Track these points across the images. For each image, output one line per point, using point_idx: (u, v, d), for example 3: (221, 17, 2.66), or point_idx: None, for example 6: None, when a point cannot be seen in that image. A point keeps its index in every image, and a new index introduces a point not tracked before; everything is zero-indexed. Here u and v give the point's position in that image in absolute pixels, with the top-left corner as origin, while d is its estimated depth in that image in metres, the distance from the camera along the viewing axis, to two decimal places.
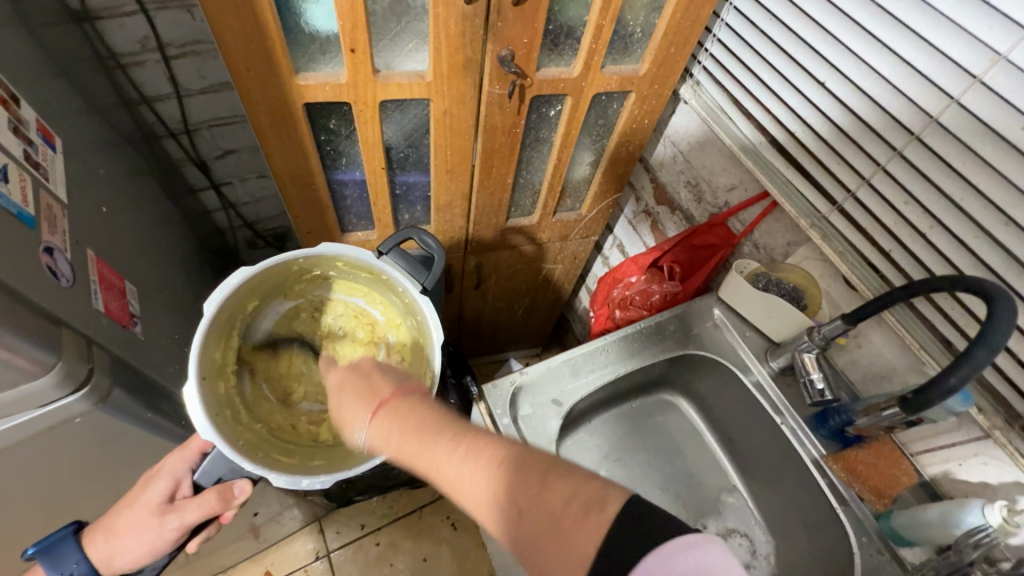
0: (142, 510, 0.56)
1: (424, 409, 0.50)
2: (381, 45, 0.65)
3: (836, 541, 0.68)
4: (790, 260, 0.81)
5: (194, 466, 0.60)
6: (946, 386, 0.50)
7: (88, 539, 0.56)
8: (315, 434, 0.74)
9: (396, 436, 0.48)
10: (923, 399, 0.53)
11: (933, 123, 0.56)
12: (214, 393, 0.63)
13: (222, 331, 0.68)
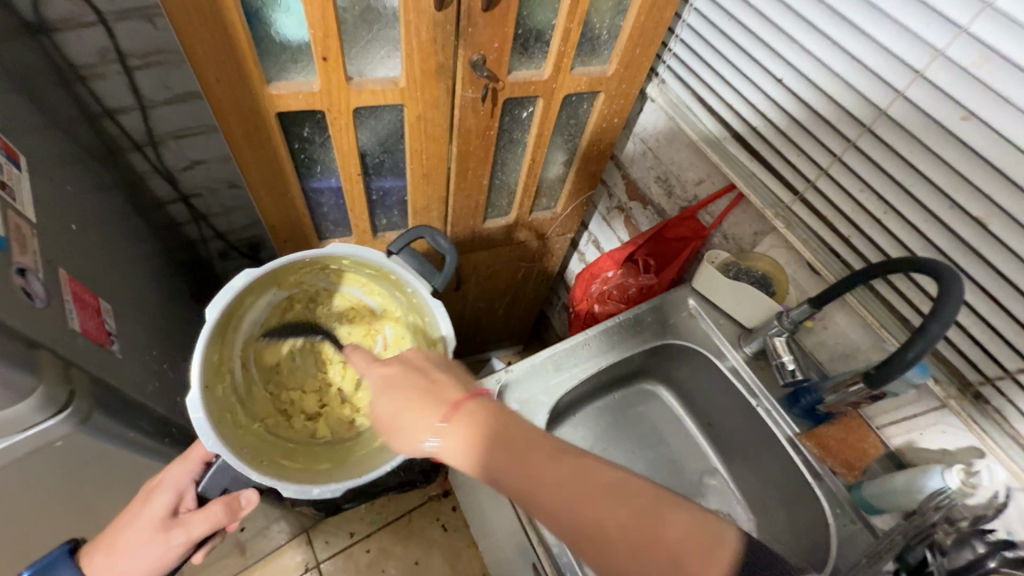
0: (144, 526, 0.57)
1: (510, 422, 0.50)
2: (353, 53, 0.65)
3: (812, 514, 0.72)
4: (758, 249, 0.85)
5: (195, 477, 0.61)
6: (905, 359, 0.53)
7: (86, 561, 0.55)
8: (312, 430, 0.79)
9: (481, 444, 0.49)
10: (884, 374, 0.56)
11: (882, 115, 0.60)
12: (213, 400, 0.66)
13: (219, 336, 0.70)
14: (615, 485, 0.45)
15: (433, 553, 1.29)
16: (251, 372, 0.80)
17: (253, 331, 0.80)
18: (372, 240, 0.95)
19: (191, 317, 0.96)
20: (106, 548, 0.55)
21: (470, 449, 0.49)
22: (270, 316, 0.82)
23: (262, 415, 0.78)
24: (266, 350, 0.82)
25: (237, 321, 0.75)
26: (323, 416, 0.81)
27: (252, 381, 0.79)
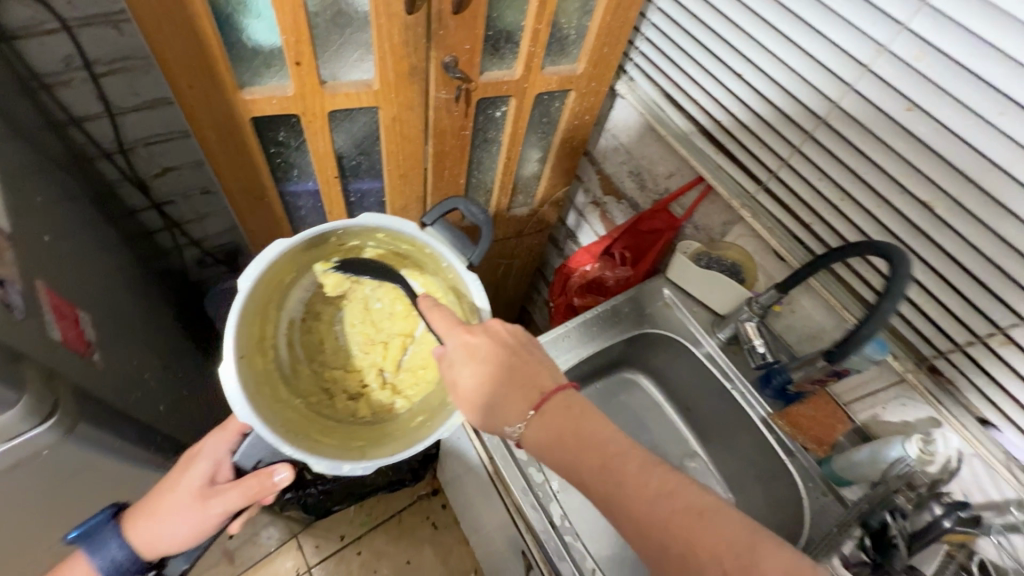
0: (184, 493, 0.58)
1: (594, 423, 0.53)
2: (326, 57, 0.66)
3: (787, 489, 0.76)
4: (727, 238, 0.88)
5: (233, 446, 0.61)
6: (861, 335, 0.56)
7: (127, 524, 0.59)
8: (354, 410, 0.74)
9: (567, 444, 0.52)
10: (841, 352, 0.60)
11: (835, 107, 0.64)
12: (252, 371, 0.64)
13: (257, 306, 0.67)
14: (707, 520, 0.46)
15: (424, 551, 1.30)
16: (294, 348, 0.75)
17: (297, 307, 0.76)
18: None
19: (169, 326, 0.95)
20: (146, 514, 0.58)
21: (554, 445, 0.53)
22: (314, 292, 0.76)
23: (304, 390, 0.74)
24: (309, 326, 0.77)
25: (278, 294, 0.71)
26: (365, 396, 0.75)
27: (294, 357, 0.75)
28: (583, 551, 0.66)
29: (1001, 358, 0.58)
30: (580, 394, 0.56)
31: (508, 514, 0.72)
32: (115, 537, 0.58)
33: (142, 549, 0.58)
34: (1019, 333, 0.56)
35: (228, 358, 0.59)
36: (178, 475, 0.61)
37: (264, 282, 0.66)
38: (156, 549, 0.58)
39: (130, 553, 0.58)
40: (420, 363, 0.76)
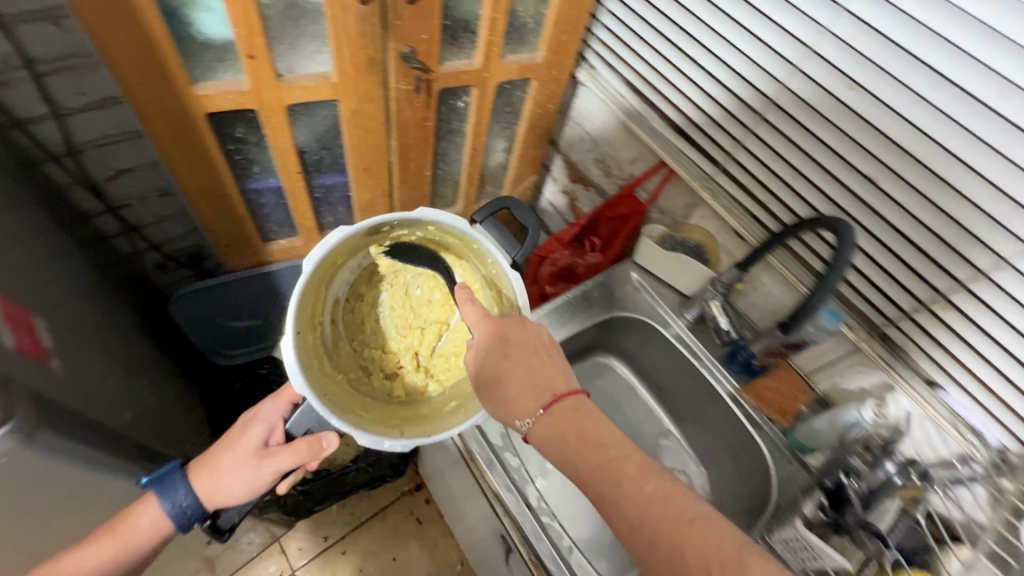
0: (243, 450, 0.69)
1: (598, 426, 0.54)
2: (280, 49, 0.65)
3: (754, 459, 0.79)
4: (691, 220, 0.91)
5: (285, 414, 0.72)
6: (811, 305, 0.59)
7: (194, 474, 0.69)
8: (389, 390, 0.75)
9: (566, 444, 0.54)
10: (794, 322, 0.62)
11: (783, 87, 0.66)
12: (305, 345, 0.66)
13: (313, 286, 0.68)
14: (700, 525, 0.46)
15: (410, 546, 1.31)
16: (338, 326, 0.76)
17: (342, 287, 0.77)
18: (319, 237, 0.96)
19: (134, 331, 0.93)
20: (210, 466, 0.69)
21: (554, 444, 0.55)
22: (359, 274, 0.77)
23: (345, 365, 0.75)
24: (351, 307, 0.78)
25: (329, 276, 0.72)
26: (401, 377, 0.76)
27: (337, 334, 0.76)
28: (560, 530, 0.67)
29: (944, 322, 0.62)
30: (589, 400, 0.57)
31: (488, 497, 0.73)
32: (183, 486, 0.69)
33: (205, 497, 0.69)
34: (958, 297, 0.59)
35: (289, 332, 0.62)
36: (238, 437, 0.71)
37: (322, 263, 0.67)
38: (218, 498, 0.69)
39: (194, 500, 0.68)
40: (454, 350, 0.77)
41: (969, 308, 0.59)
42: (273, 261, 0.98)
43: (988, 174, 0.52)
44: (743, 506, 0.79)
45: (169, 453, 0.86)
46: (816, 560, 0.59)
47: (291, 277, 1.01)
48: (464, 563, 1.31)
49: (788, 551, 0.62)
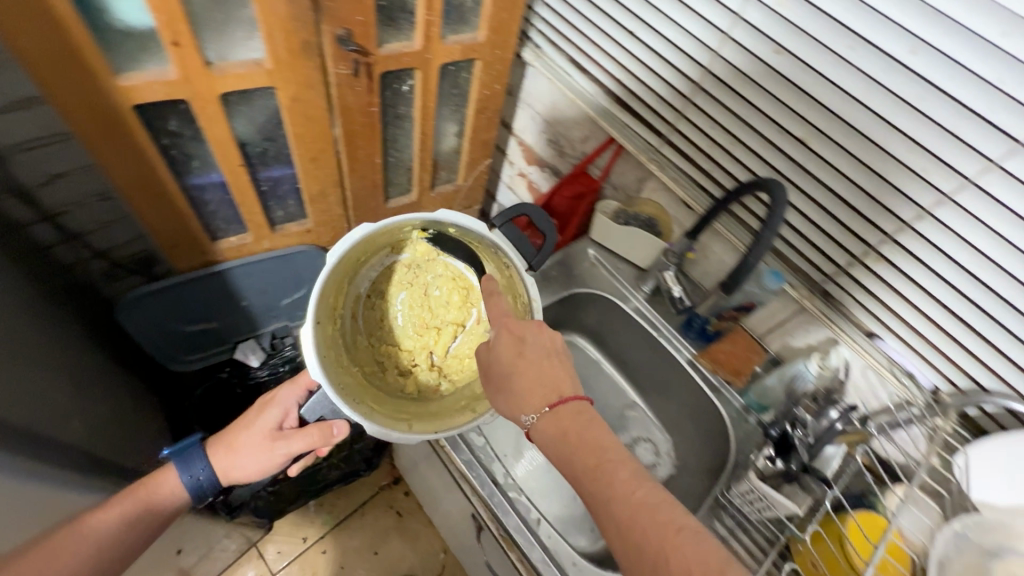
0: (260, 431, 0.72)
1: (604, 432, 0.52)
2: (207, 36, 0.63)
3: (714, 422, 0.81)
4: (643, 193, 0.92)
5: (300, 400, 0.73)
6: (747, 265, 0.61)
7: (212, 449, 0.73)
8: (402, 385, 0.75)
9: (569, 445, 0.51)
10: (732, 282, 0.64)
11: (717, 55, 0.68)
12: (325, 335, 0.67)
13: (337, 279, 0.69)
14: (694, 535, 0.44)
15: (390, 539, 1.30)
16: (358, 320, 0.77)
17: (364, 283, 0.77)
18: (270, 233, 0.93)
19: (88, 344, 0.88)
20: (229, 443, 0.72)
21: (555, 445, 0.52)
22: (381, 271, 0.78)
23: (362, 358, 0.74)
24: (372, 303, 0.78)
25: (352, 270, 0.73)
26: (414, 374, 0.75)
27: (356, 328, 0.76)
28: (528, 503, 0.68)
29: (875, 274, 0.65)
30: (594, 407, 0.55)
31: (459, 478, 0.74)
32: (201, 459, 0.72)
33: (219, 472, 0.72)
34: (887, 249, 0.62)
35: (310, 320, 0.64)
36: (256, 418, 0.74)
37: (346, 256, 0.68)
38: (231, 474, 0.72)
39: (209, 474, 0.71)
40: (468, 352, 0.76)
41: (897, 259, 0.62)
42: (223, 260, 0.94)
43: (908, 130, 0.55)
44: (707, 468, 0.82)
45: (127, 463, 0.83)
46: (770, 509, 0.62)
47: (245, 275, 0.99)
48: (446, 550, 1.31)
49: (744, 503, 0.66)
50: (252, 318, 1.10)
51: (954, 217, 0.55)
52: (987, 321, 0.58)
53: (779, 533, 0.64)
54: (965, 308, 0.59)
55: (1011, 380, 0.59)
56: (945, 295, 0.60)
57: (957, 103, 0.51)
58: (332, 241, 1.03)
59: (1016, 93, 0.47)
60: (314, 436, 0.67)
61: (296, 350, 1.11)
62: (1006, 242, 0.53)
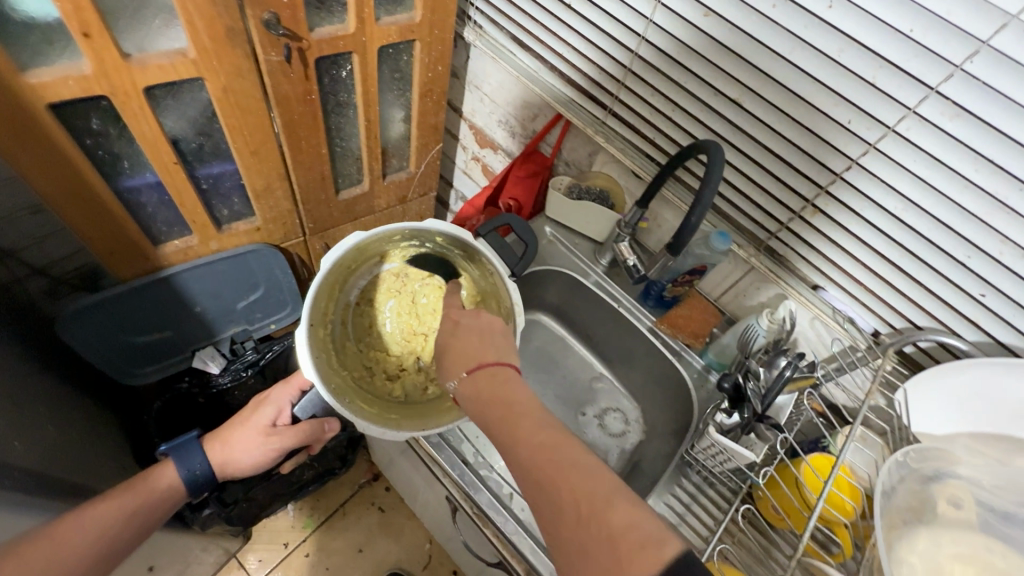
0: (253, 428, 0.74)
1: (521, 388, 0.49)
2: (121, 26, 0.60)
3: (677, 385, 0.84)
4: (595, 167, 0.93)
5: (293, 399, 0.78)
6: (691, 225, 0.63)
7: (208, 445, 0.74)
8: (391, 390, 0.72)
9: (481, 399, 0.49)
10: (679, 242, 0.66)
11: (652, 22, 0.69)
12: (317, 336, 0.67)
13: (329, 283, 0.69)
14: (588, 467, 0.40)
15: (374, 535, 1.29)
16: (348, 327, 0.74)
17: (354, 291, 0.76)
18: (217, 234, 0.90)
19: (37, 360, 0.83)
20: (225, 437, 0.74)
21: (469, 403, 0.50)
22: (370, 279, 0.77)
23: (352, 364, 0.72)
24: (361, 312, 0.76)
25: (343, 277, 0.73)
26: (403, 378, 0.73)
27: (345, 333, 0.74)
28: (498, 481, 0.70)
29: (814, 227, 0.68)
30: (513, 371, 0.51)
31: (427, 460, 0.74)
32: (199, 454, 0.72)
33: (216, 467, 0.73)
34: (822, 201, 0.65)
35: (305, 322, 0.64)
36: (250, 415, 0.77)
37: (339, 260, 0.69)
38: (229, 469, 0.74)
39: (207, 469, 0.72)
40: None
41: (832, 210, 0.65)
42: (169, 265, 0.90)
43: (833, 85, 0.57)
44: (673, 430, 0.84)
45: (84, 482, 0.80)
46: (731, 460, 0.64)
47: (196, 279, 0.95)
48: (432, 541, 1.31)
49: (707, 457, 0.67)
50: (207, 323, 1.06)
51: (880, 165, 0.58)
52: (916, 262, 0.61)
53: (741, 482, 0.65)
54: (896, 251, 0.62)
55: (939, 316, 0.63)
56: (876, 241, 0.63)
57: (875, 54, 0.53)
58: (284, 238, 1.01)
59: (928, 40, 0.49)
60: (309, 430, 0.77)
61: (257, 354, 1.08)
62: (929, 185, 0.56)
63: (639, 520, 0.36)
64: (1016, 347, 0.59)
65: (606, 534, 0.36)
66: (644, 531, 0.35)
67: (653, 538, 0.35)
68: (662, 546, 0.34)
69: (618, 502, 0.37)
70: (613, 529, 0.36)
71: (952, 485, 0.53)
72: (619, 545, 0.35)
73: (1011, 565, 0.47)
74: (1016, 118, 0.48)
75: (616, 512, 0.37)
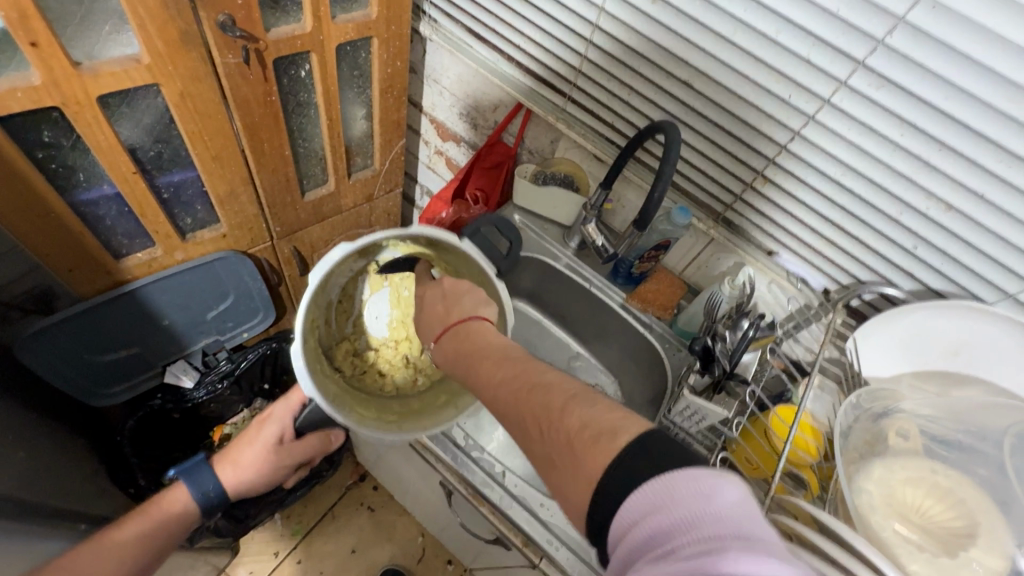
0: (260, 447, 0.74)
1: (487, 333, 0.53)
2: (69, 34, 0.58)
3: (651, 357, 0.87)
4: (557, 153, 0.95)
5: (295, 413, 0.76)
6: (655, 201, 0.67)
7: (219, 466, 0.74)
8: (382, 386, 0.74)
9: (451, 352, 0.53)
10: (645, 217, 0.70)
11: (603, 11, 0.72)
12: (310, 351, 0.66)
13: (315, 294, 0.68)
14: (546, 383, 0.42)
15: (366, 535, 1.30)
16: (332, 326, 0.76)
17: (334, 290, 0.76)
18: (181, 243, 0.88)
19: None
20: (233, 459, 0.74)
21: (445, 359, 0.54)
22: (348, 277, 0.77)
23: (341, 364, 0.74)
24: (343, 309, 0.78)
25: (326, 281, 0.72)
26: (392, 373, 0.75)
27: (329, 333, 0.76)
28: (490, 459, 0.71)
29: (766, 196, 0.73)
30: (486, 325, 0.54)
31: (420, 448, 0.75)
32: (210, 476, 0.73)
33: (230, 488, 0.74)
34: (771, 171, 0.71)
35: (297, 344, 0.61)
36: (254, 434, 0.76)
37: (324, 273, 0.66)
38: (242, 488, 0.74)
39: (220, 490, 0.73)
40: None
41: (780, 178, 0.70)
42: (133, 279, 0.87)
43: (773, 63, 0.62)
44: (650, 399, 0.89)
45: (59, 505, 0.78)
46: (704, 419, 0.68)
47: (163, 290, 0.93)
48: (424, 534, 1.32)
49: (683, 419, 0.72)
50: (176, 336, 1.03)
51: (819, 135, 0.63)
52: (855, 223, 0.67)
53: (716, 438, 0.70)
54: (838, 214, 0.68)
55: (880, 270, 0.70)
56: (821, 205, 0.69)
57: (807, 33, 0.58)
58: (252, 245, 0.99)
59: (852, 18, 0.54)
60: (317, 442, 0.79)
61: (232, 363, 1.07)
62: (863, 151, 0.62)
63: (591, 417, 0.38)
64: (945, 292, 0.66)
65: (565, 436, 0.38)
66: (598, 425, 0.37)
67: (605, 430, 0.37)
68: (614, 438, 0.36)
69: (573, 404, 0.39)
70: (569, 428, 0.38)
71: (899, 418, 0.59)
72: (574, 440, 0.37)
73: (952, 482, 0.53)
74: (930, 85, 0.54)
75: (573, 410, 0.39)
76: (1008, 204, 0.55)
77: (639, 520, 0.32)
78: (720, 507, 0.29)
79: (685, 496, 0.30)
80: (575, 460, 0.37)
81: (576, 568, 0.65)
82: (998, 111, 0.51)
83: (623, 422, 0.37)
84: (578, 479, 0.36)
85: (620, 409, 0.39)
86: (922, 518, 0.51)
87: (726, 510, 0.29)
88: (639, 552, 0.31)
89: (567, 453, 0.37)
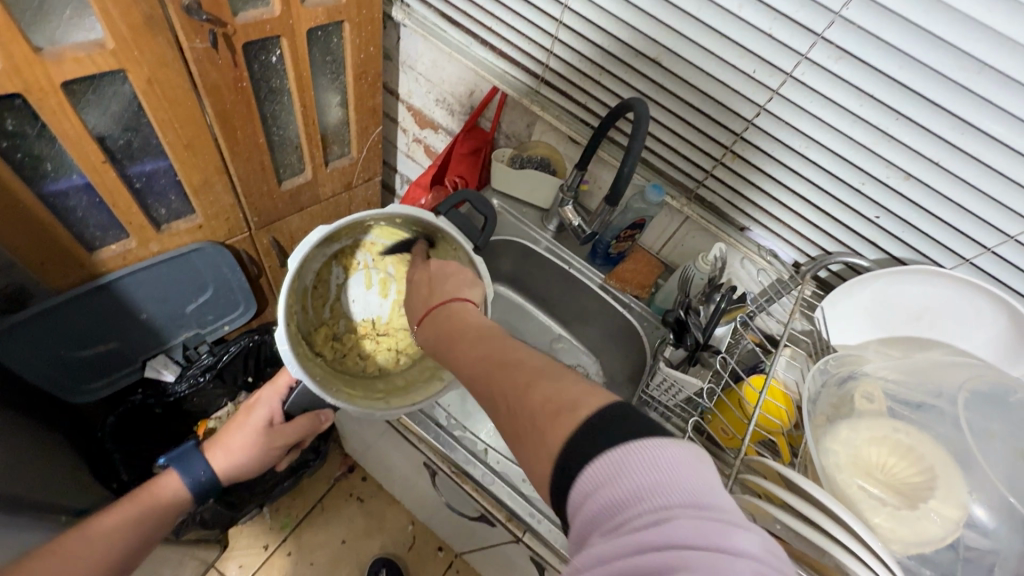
0: (249, 429, 0.74)
1: (471, 312, 0.54)
2: (29, 19, 0.58)
3: (631, 335, 0.89)
4: (534, 136, 0.96)
5: (283, 396, 0.76)
6: (625, 175, 0.68)
7: (210, 452, 0.74)
8: (365, 366, 0.75)
9: (434, 331, 0.54)
10: (616, 191, 0.71)
11: None
12: (293, 338, 0.66)
13: (293, 280, 0.68)
14: (515, 359, 0.43)
15: (356, 525, 1.31)
16: (309, 311, 0.76)
17: (308, 275, 0.76)
18: (156, 235, 0.87)
19: None
20: (224, 443, 0.75)
21: (427, 339, 0.55)
22: (323, 261, 0.77)
23: (321, 349, 0.74)
24: (320, 293, 0.78)
25: (302, 267, 0.72)
26: (374, 355, 0.76)
27: (307, 318, 0.75)
28: (472, 438, 0.72)
29: (736, 171, 0.75)
30: (472, 309, 0.55)
31: (403, 430, 0.76)
32: (200, 461, 0.73)
33: (221, 472, 0.74)
34: (739, 146, 0.72)
35: (281, 330, 0.62)
36: (244, 419, 0.76)
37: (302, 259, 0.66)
38: (234, 471, 0.74)
39: (211, 474, 0.73)
40: None
41: (749, 154, 0.72)
42: (107, 272, 0.86)
43: (738, 40, 0.63)
44: (630, 377, 0.91)
45: (41, 501, 0.77)
46: (681, 392, 0.70)
47: (139, 283, 0.92)
48: (415, 522, 1.33)
49: (661, 392, 0.72)
50: (155, 330, 1.03)
51: (785, 110, 0.65)
52: (821, 195, 0.69)
53: (693, 411, 0.72)
54: (804, 186, 0.70)
55: (845, 241, 0.72)
56: (789, 179, 0.71)
57: (771, 9, 0.59)
58: (229, 236, 0.99)
59: None
60: (307, 423, 0.78)
61: (214, 356, 1.06)
62: (827, 125, 0.63)
63: (554, 392, 0.38)
64: (905, 259, 0.68)
65: (530, 411, 0.38)
66: (559, 398, 0.37)
67: (567, 404, 0.37)
68: (576, 411, 0.36)
69: (539, 381, 0.40)
70: (533, 403, 0.38)
71: (865, 382, 0.60)
72: (538, 417, 0.37)
73: (914, 440, 0.54)
74: (886, 55, 0.55)
75: (537, 388, 0.39)
76: (964, 170, 0.57)
77: (595, 489, 0.32)
78: (673, 475, 0.30)
79: (638, 468, 0.31)
80: (538, 433, 0.37)
81: (559, 540, 0.67)
82: (950, 80, 0.53)
83: (585, 396, 0.37)
84: (540, 455, 0.36)
85: (583, 383, 0.39)
86: (884, 475, 0.53)
87: (678, 479, 0.30)
88: (593, 524, 0.31)
89: (531, 425, 0.38)
